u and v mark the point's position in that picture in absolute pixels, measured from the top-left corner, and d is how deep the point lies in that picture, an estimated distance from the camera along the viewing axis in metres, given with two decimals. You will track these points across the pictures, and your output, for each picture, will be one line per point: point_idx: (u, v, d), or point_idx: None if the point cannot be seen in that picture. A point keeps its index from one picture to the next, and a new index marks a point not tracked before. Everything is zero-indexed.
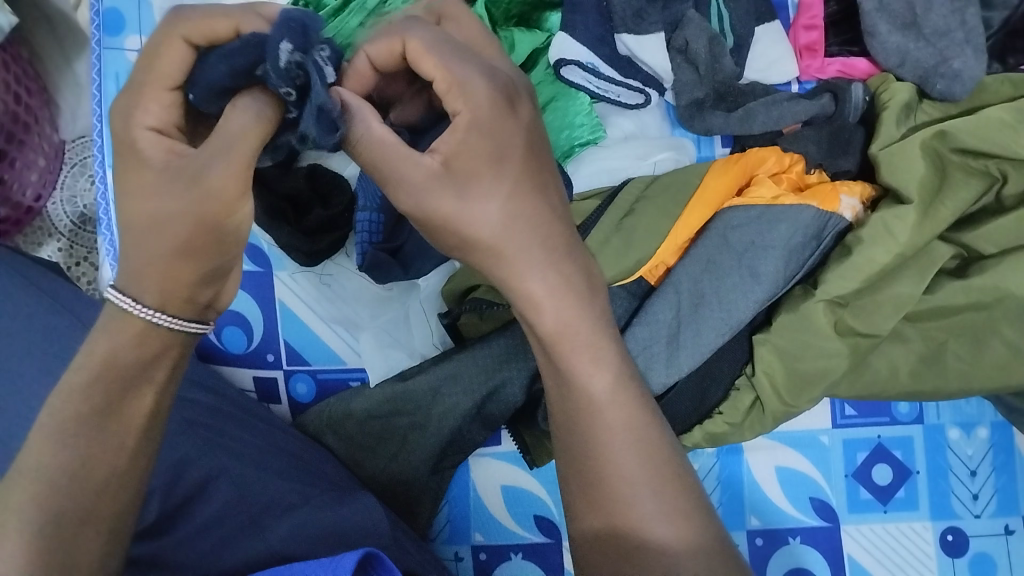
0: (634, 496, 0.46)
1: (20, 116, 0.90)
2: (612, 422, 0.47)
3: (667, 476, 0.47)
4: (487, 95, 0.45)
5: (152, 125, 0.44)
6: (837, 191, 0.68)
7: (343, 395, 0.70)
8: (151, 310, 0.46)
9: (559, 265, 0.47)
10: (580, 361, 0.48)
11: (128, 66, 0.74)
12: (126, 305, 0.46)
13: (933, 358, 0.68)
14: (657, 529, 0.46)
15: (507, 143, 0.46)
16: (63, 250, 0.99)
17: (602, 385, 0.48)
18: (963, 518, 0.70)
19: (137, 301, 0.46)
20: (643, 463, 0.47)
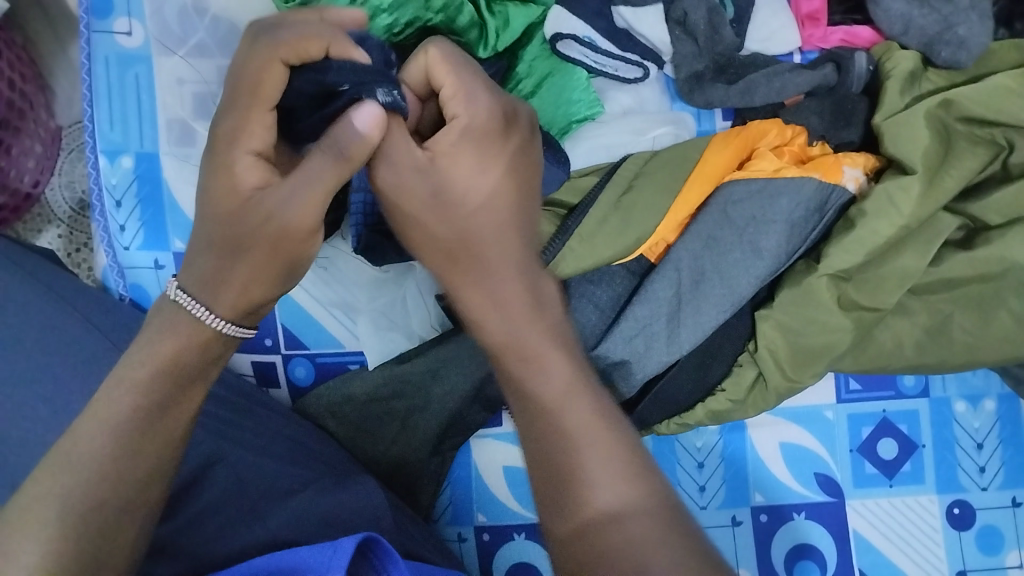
0: (588, 476, 0.44)
1: (15, 102, 0.89)
2: (566, 408, 0.46)
3: (624, 450, 0.45)
4: (488, 108, 0.47)
5: (255, 149, 0.46)
6: (840, 163, 0.67)
7: (341, 379, 0.69)
8: (223, 320, 0.48)
9: (527, 270, 0.48)
10: (543, 354, 0.47)
11: (118, 49, 0.73)
12: (199, 313, 0.47)
13: (939, 331, 0.67)
14: (608, 500, 0.43)
15: (490, 155, 0.47)
16: (63, 237, 0.99)
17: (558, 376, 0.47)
18: (969, 491, 0.70)
19: (210, 311, 0.48)
20: (602, 450, 0.44)
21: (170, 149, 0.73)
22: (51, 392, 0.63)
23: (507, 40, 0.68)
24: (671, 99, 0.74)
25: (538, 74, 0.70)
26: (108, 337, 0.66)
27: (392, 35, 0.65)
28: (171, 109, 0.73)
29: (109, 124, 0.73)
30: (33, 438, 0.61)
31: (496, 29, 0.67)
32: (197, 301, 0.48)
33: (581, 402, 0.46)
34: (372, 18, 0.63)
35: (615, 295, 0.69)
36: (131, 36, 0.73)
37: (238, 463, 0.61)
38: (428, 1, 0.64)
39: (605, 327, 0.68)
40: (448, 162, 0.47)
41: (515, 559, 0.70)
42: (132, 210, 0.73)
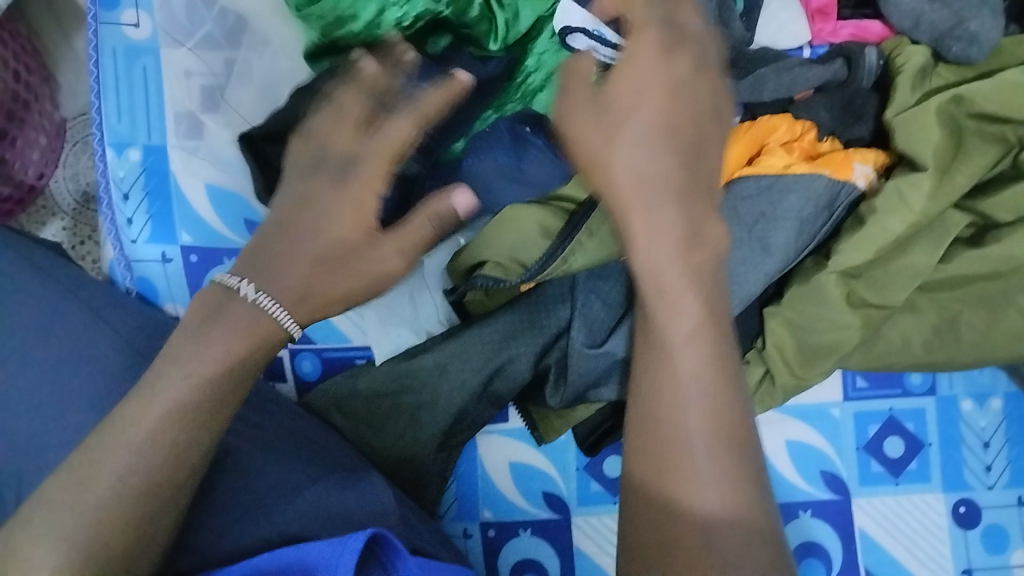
0: (688, 449, 0.44)
1: (20, 94, 0.89)
2: (690, 389, 0.45)
3: (736, 460, 0.44)
4: (657, 40, 0.48)
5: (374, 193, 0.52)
6: (849, 159, 0.67)
7: (350, 374, 0.70)
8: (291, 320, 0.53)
9: (683, 205, 0.47)
10: (675, 335, 0.47)
11: (126, 41, 0.73)
12: (274, 312, 0.52)
13: (947, 329, 0.67)
14: (706, 502, 0.43)
15: (698, 105, 0.48)
16: (67, 230, 0.98)
17: (692, 349, 0.46)
18: (975, 489, 0.70)
19: (282, 309, 0.52)
20: (708, 416, 0.45)
21: (178, 142, 0.73)
22: (56, 386, 0.63)
23: (516, 34, 0.67)
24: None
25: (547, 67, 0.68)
26: (114, 329, 0.66)
27: (403, 30, 0.66)
28: (179, 101, 0.73)
29: (116, 116, 0.73)
30: (39, 430, 0.61)
31: (505, 23, 0.66)
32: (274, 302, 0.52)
33: (700, 392, 0.45)
34: (383, 11, 0.64)
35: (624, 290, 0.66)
36: (140, 28, 0.73)
37: (244, 457, 0.61)
38: None
39: (614, 322, 0.65)
40: (626, 103, 0.48)
41: (521, 555, 0.70)
42: (140, 203, 0.72)
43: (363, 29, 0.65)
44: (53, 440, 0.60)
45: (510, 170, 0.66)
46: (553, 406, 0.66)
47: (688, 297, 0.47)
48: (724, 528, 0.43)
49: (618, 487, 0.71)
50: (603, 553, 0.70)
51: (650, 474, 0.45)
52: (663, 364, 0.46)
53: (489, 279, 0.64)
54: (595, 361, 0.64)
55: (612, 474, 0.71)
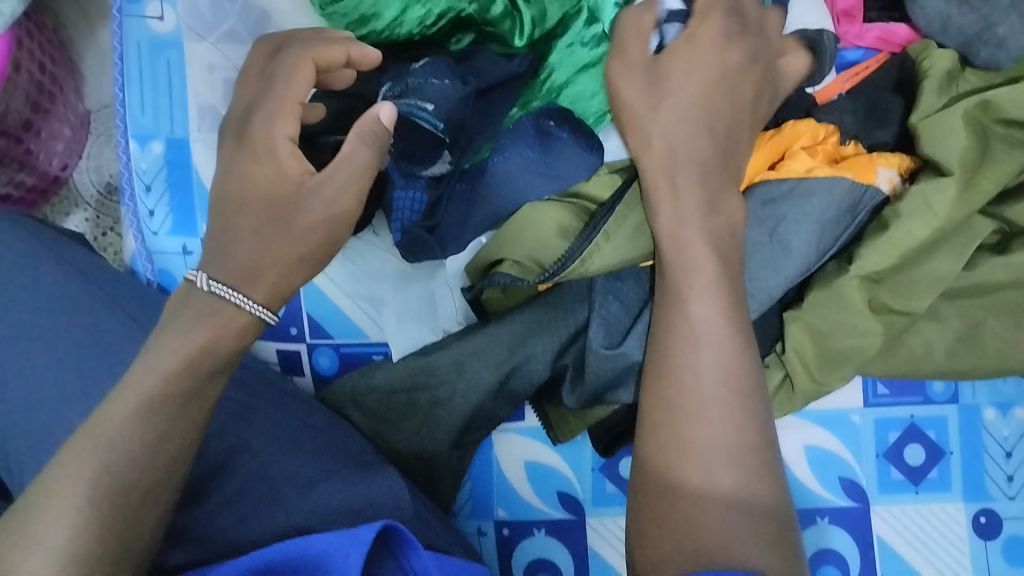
0: (708, 452, 0.53)
1: (45, 86, 0.90)
2: (703, 363, 0.55)
3: (735, 435, 0.54)
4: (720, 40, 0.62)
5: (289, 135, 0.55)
6: (873, 163, 0.66)
7: (365, 369, 0.69)
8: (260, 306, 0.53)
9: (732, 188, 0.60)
10: (702, 289, 0.57)
11: (149, 34, 0.73)
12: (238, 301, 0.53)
13: (970, 336, 0.66)
14: (711, 475, 0.52)
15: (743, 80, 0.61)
16: (90, 221, 0.99)
17: (712, 311, 0.57)
18: (996, 499, 0.69)
19: (248, 298, 0.53)
20: (731, 417, 0.54)
21: (200, 136, 0.73)
22: (74, 374, 0.63)
23: (543, 31, 0.66)
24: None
25: (577, 62, 0.67)
26: (130, 318, 0.67)
27: (426, 27, 0.65)
28: (201, 94, 0.73)
29: (140, 109, 0.73)
30: (54, 416, 0.62)
31: (532, 19, 0.65)
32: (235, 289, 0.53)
33: (713, 371, 0.55)
34: (406, 10, 0.63)
35: (642, 292, 0.66)
36: (164, 21, 0.73)
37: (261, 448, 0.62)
38: None
39: (629, 324, 0.65)
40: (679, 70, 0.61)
41: (535, 554, 0.70)
42: (162, 195, 0.73)
43: (386, 26, 0.64)
44: (69, 426, 0.61)
45: (534, 164, 0.63)
46: (569, 406, 0.66)
47: (709, 265, 0.58)
48: (726, 511, 0.52)
49: None
50: (618, 555, 0.70)
51: (658, 443, 0.55)
52: (684, 335, 0.56)
53: (507, 277, 0.63)
54: (611, 363, 0.63)
55: (627, 475, 0.70)
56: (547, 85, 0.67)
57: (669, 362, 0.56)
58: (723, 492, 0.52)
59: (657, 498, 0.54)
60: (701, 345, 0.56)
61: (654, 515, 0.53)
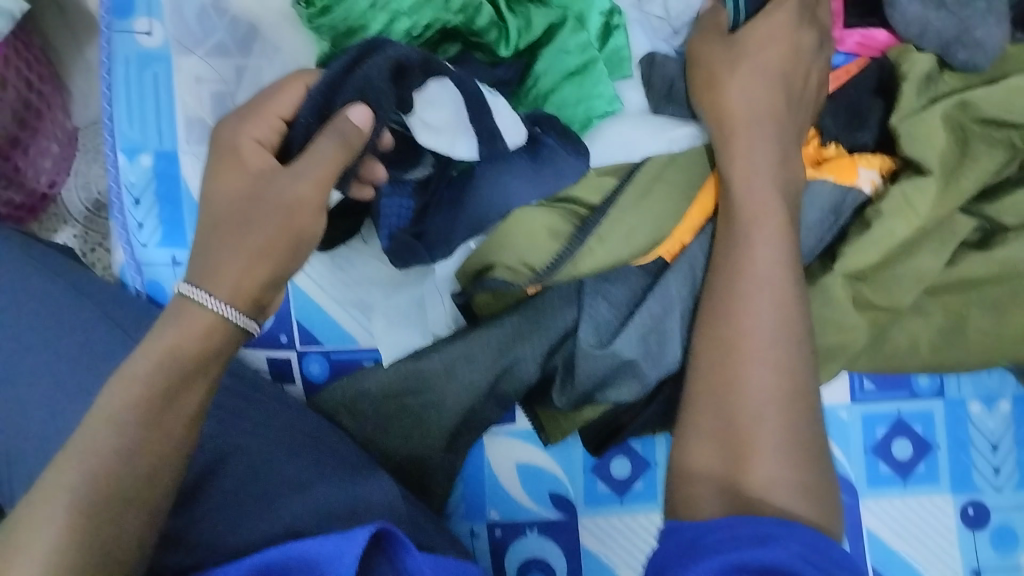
0: (753, 430, 0.55)
1: (33, 103, 0.91)
2: (748, 364, 0.57)
3: (784, 445, 0.54)
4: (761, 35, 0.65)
5: (255, 137, 0.56)
6: (854, 164, 0.67)
7: (355, 375, 0.70)
8: (223, 305, 0.52)
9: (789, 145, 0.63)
10: (753, 279, 0.59)
11: (139, 48, 0.74)
12: (203, 299, 0.52)
13: (955, 331, 0.67)
14: (753, 473, 0.54)
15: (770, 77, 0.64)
16: (78, 237, 0.99)
17: (755, 319, 0.58)
18: (984, 491, 0.70)
19: (212, 296, 0.52)
20: (766, 391, 0.56)
21: (189, 148, 0.73)
22: (63, 386, 0.63)
23: (528, 41, 0.67)
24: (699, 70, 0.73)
25: (563, 68, 0.67)
26: (123, 328, 0.67)
27: (413, 39, 0.65)
28: (191, 108, 0.73)
29: (128, 122, 0.74)
30: (45, 429, 0.62)
31: (518, 29, 0.66)
32: (226, 302, 0.52)
33: (760, 379, 0.56)
34: (393, 21, 0.63)
35: (632, 293, 0.66)
36: (153, 36, 0.74)
37: (253, 456, 0.62)
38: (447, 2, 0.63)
39: (620, 326, 0.65)
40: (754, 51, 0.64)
41: (529, 555, 0.70)
42: (151, 208, 0.73)
43: (373, 38, 0.64)
44: (60, 437, 0.61)
45: (522, 169, 0.62)
46: (560, 406, 0.67)
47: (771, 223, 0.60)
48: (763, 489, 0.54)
49: (624, 489, 0.70)
50: (612, 555, 0.70)
51: (717, 460, 0.56)
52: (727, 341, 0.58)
53: (500, 283, 0.63)
54: (601, 364, 0.64)
55: (619, 476, 0.71)
56: (533, 94, 0.68)
57: (714, 387, 0.57)
58: (777, 492, 0.53)
59: (703, 490, 0.55)
60: (748, 368, 0.57)
61: (696, 501, 0.55)
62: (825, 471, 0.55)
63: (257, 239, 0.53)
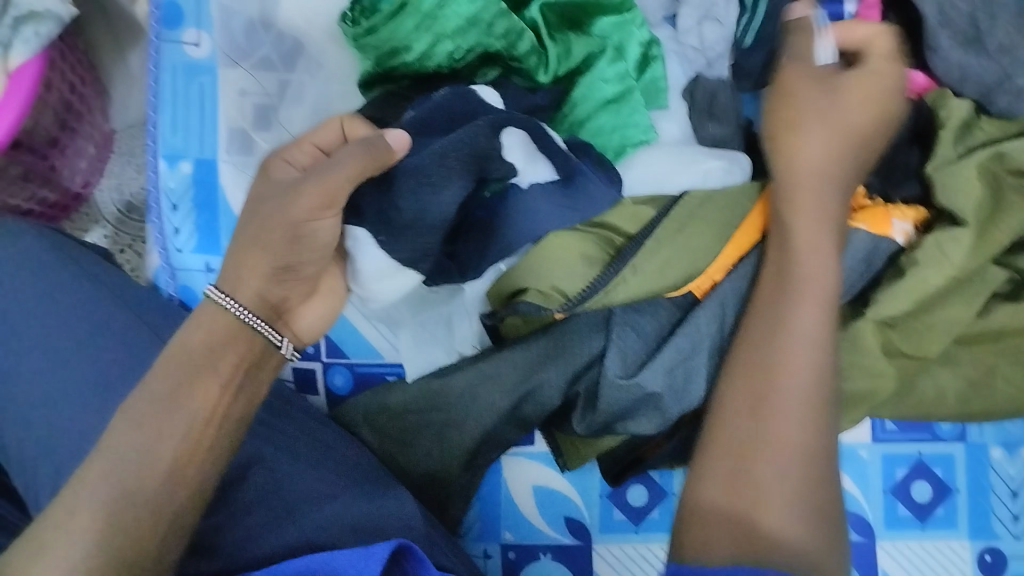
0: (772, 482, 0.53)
1: (73, 105, 0.92)
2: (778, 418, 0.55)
3: (801, 497, 0.52)
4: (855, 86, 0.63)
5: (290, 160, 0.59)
6: (888, 214, 0.67)
7: (379, 390, 0.70)
8: (246, 311, 0.57)
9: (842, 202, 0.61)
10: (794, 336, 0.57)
11: (185, 58, 0.75)
12: (224, 303, 0.57)
13: (981, 383, 0.67)
14: (775, 517, 0.52)
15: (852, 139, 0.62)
16: (109, 237, 1.01)
17: (795, 362, 0.57)
18: (1002, 539, 0.69)
19: (235, 302, 0.57)
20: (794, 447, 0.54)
21: (229, 157, 0.74)
22: (93, 386, 0.64)
23: (567, 68, 0.67)
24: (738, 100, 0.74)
25: (599, 97, 0.68)
26: (153, 331, 0.68)
27: (454, 62, 0.65)
28: (232, 119, 0.74)
29: (171, 129, 0.75)
30: (74, 428, 0.63)
31: (558, 56, 0.67)
32: (261, 319, 0.58)
33: (793, 428, 0.55)
34: (437, 43, 0.64)
35: (660, 324, 0.67)
36: (199, 49, 0.75)
37: (277, 465, 0.63)
38: (491, 27, 0.63)
39: (645, 355, 0.66)
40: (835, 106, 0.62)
41: None
42: (188, 213, 0.74)
43: (416, 59, 0.64)
44: (89, 437, 0.62)
45: (552, 192, 0.63)
46: (579, 432, 0.67)
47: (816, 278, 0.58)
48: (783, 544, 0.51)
49: (641, 517, 0.71)
50: None
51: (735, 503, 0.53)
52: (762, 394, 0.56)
53: (532, 307, 0.63)
54: (625, 393, 0.64)
55: (636, 504, 0.71)
56: (569, 119, 0.69)
57: (744, 426, 0.56)
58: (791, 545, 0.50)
59: (721, 520, 0.52)
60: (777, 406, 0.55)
61: (709, 540, 0.51)
62: (834, 517, 0.53)
63: (296, 265, 0.57)
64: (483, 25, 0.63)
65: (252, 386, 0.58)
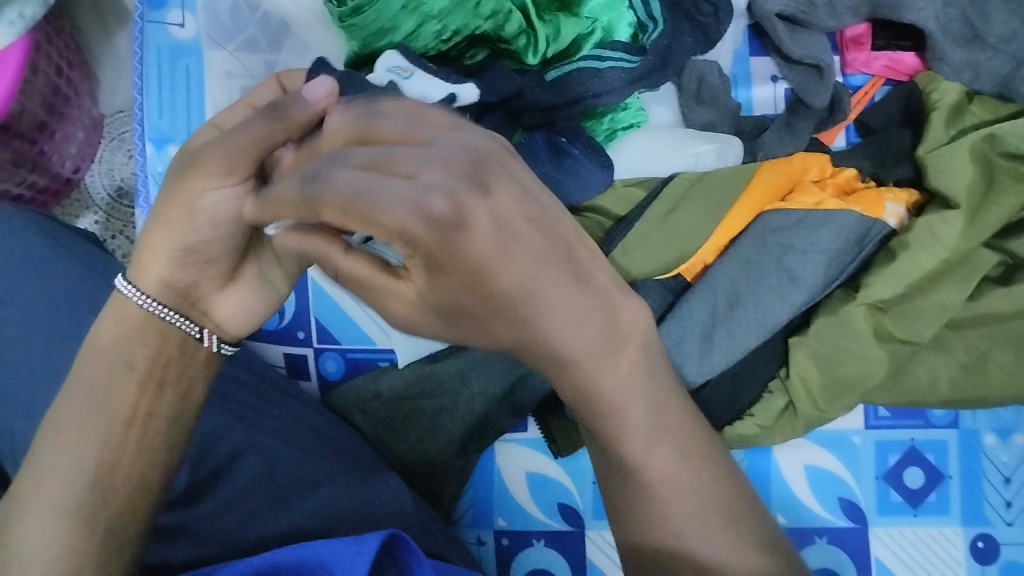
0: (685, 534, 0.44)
1: (60, 89, 0.91)
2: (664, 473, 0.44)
3: (725, 520, 0.44)
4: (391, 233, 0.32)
5: None
6: (881, 197, 0.66)
7: (371, 375, 0.70)
8: (167, 310, 0.50)
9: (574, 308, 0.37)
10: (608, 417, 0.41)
11: (172, 41, 0.72)
12: (131, 294, 0.49)
13: (975, 368, 0.65)
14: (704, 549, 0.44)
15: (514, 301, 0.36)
16: (99, 223, 0.99)
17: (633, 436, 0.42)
18: (995, 525, 0.69)
19: (140, 291, 0.49)
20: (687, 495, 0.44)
21: None
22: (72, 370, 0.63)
23: (557, 50, 0.64)
24: (732, 85, 0.72)
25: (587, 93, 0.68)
26: None
27: (440, 43, 0.62)
28: (218, 103, 0.72)
29: (157, 112, 0.71)
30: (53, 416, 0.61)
31: (547, 37, 0.63)
32: (171, 309, 0.50)
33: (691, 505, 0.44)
34: (422, 25, 0.61)
35: None
36: (184, 28, 0.72)
37: (264, 451, 0.62)
38: (478, 8, 0.61)
39: None
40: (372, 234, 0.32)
41: (534, 565, 0.70)
42: None
43: (402, 39, 0.62)
44: None
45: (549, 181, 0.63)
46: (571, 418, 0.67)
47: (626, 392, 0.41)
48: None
49: None
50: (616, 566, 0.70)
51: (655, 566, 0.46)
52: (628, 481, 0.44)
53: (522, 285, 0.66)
54: None
55: None
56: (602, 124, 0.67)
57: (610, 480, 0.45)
58: None
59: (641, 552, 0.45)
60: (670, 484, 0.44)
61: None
62: None
63: (200, 245, 0.48)
64: (470, 6, 0.61)
65: (176, 375, 0.51)
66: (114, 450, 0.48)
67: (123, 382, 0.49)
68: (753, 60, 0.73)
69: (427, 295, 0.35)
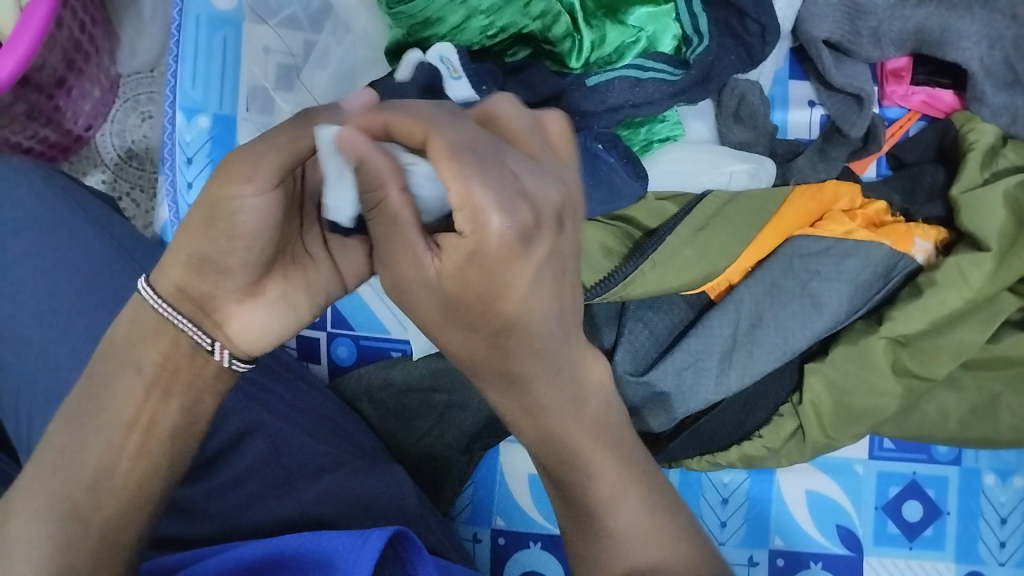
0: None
1: (82, 45, 0.89)
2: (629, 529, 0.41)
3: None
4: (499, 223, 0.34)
5: None
6: (911, 232, 0.66)
7: (384, 364, 0.70)
8: (185, 319, 0.45)
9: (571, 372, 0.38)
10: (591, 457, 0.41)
11: (211, 10, 0.71)
12: (150, 299, 0.45)
13: (985, 409, 0.66)
14: None
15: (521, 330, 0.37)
16: (107, 182, 0.99)
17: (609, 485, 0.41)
18: (987, 564, 0.70)
19: (160, 296, 0.45)
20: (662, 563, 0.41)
21: (248, 115, 0.71)
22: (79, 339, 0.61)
23: (600, 55, 0.64)
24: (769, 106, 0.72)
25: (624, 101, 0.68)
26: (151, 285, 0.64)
27: (485, 38, 0.62)
28: (254, 75, 0.71)
29: (191, 81, 0.70)
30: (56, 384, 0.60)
31: (591, 43, 0.64)
32: (186, 316, 0.45)
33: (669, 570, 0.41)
34: (469, 19, 0.61)
35: (672, 324, 0.67)
36: None
37: (274, 433, 0.61)
38: (527, 7, 0.61)
39: (658, 353, 0.66)
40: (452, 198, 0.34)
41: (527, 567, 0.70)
42: (202, 169, 0.70)
43: (448, 32, 0.61)
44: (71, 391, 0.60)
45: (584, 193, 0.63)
46: None
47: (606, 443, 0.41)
48: None
49: None
50: None
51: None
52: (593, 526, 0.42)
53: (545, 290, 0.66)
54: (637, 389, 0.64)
55: None
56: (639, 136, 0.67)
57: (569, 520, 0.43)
58: None
59: None
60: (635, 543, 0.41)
61: None
62: None
63: (216, 256, 0.42)
64: (519, 5, 0.60)
65: (183, 385, 0.46)
66: (121, 429, 0.45)
67: (127, 363, 0.46)
68: (793, 83, 0.73)
69: (449, 277, 0.35)
